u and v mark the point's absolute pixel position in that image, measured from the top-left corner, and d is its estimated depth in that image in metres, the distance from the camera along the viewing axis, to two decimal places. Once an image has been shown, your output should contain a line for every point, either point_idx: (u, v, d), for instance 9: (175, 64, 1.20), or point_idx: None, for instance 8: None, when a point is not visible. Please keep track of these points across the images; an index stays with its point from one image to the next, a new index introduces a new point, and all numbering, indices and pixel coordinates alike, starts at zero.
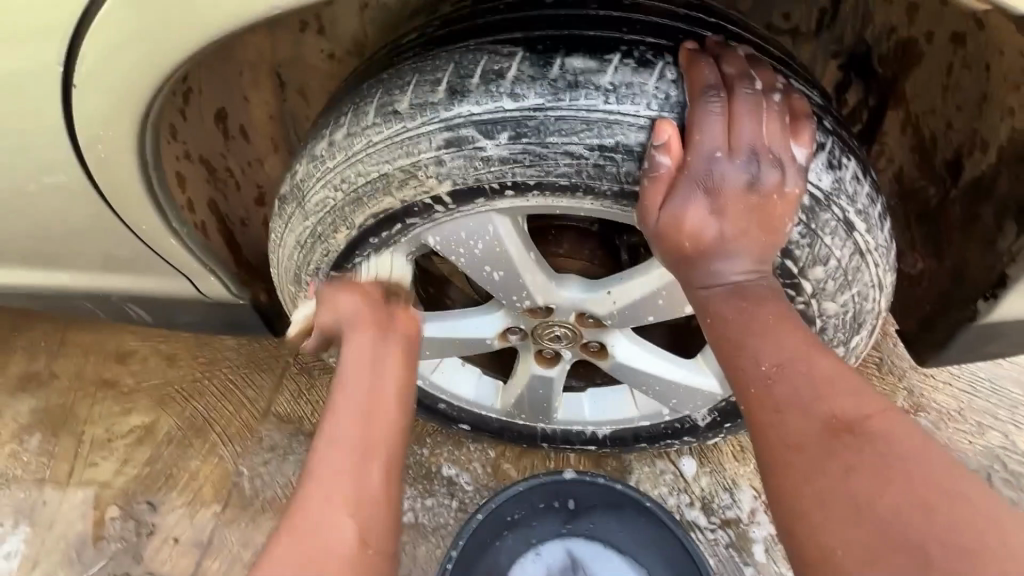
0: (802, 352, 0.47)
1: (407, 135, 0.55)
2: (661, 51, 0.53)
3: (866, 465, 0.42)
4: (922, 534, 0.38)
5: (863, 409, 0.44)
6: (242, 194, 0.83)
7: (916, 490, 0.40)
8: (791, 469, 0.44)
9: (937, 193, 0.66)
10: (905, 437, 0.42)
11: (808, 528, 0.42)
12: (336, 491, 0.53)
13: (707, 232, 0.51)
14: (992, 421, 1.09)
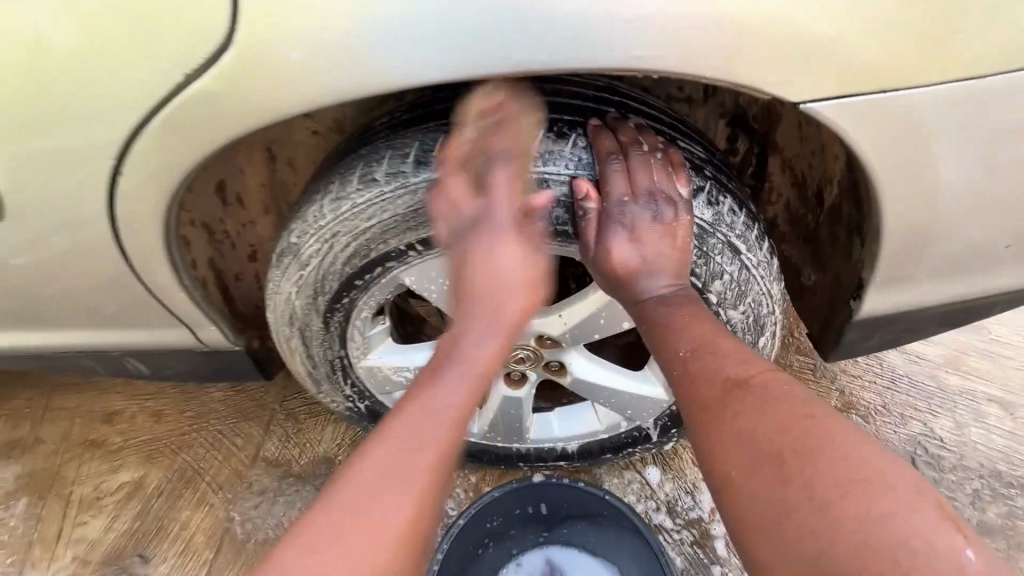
0: (709, 337, 0.68)
1: (383, 199, 0.69)
2: (574, 125, 0.68)
3: (753, 409, 0.60)
4: (784, 448, 0.56)
5: (750, 372, 0.63)
6: (236, 252, 0.96)
7: (782, 421, 0.58)
8: (702, 419, 0.63)
9: (812, 219, 0.83)
10: (778, 389, 0.61)
11: (715, 458, 0.61)
12: (398, 463, 0.57)
13: (631, 259, 0.71)
14: (913, 411, 1.23)
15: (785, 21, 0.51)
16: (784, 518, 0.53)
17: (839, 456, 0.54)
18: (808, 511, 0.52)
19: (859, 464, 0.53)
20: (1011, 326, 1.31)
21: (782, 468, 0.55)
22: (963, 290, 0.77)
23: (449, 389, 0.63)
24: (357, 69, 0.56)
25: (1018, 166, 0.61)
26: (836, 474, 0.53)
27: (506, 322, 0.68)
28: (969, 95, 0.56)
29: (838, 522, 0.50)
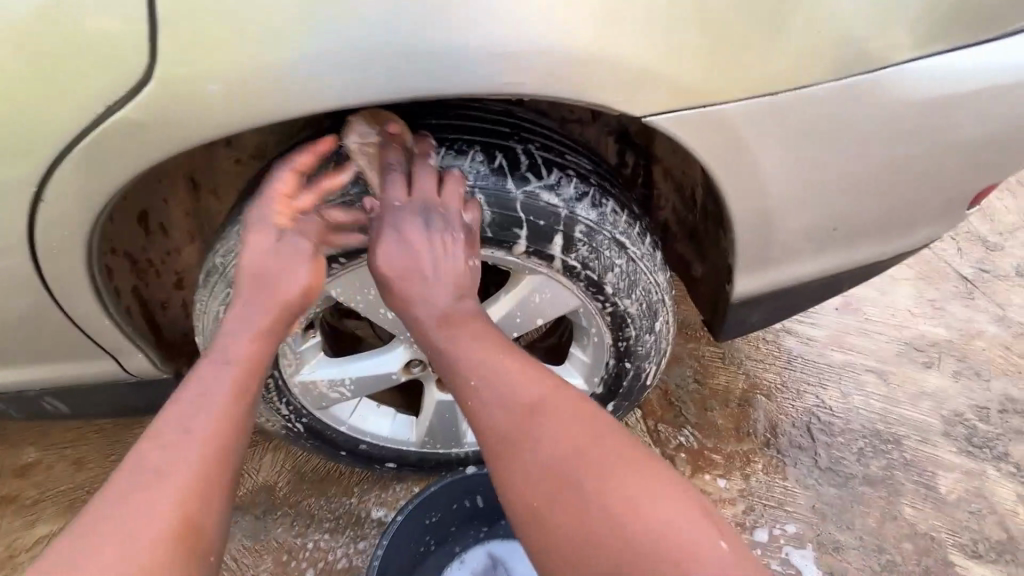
0: (498, 361, 0.70)
1: None
2: (473, 143, 0.77)
3: (482, 395, 0.68)
4: (523, 428, 0.65)
5: (513, 377, 0.68)
6: (162, 281, 0.97)
7: (511, 404, 0.67)
8: (499, 425, 0.66)
9: (692, 219, 0.95)
10: (528, 385, 0.68)
11: (508, 452, 0.65)
12: (155, 475, 0.56)
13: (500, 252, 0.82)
14: (807, 385, 1.39)
15: (628, 52, 0.63)
16: (531, 476, 0.63)
17: (567, 437, 0.64)
18: (534, 468, 0.63)
19: (586, 429, 0.65)
20: (881, 305, 1.51)
21: (531, 435, 0.65)
22: (815, 266, 0.92)
23: (212, 385, 0.63)
24: (271, 103, 0.63)
25: (830, 162, 0.76)
26: (569, 441, 0.64)
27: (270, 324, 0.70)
28: (778, 109, 0.70)
29: (568, 474, 0.62)
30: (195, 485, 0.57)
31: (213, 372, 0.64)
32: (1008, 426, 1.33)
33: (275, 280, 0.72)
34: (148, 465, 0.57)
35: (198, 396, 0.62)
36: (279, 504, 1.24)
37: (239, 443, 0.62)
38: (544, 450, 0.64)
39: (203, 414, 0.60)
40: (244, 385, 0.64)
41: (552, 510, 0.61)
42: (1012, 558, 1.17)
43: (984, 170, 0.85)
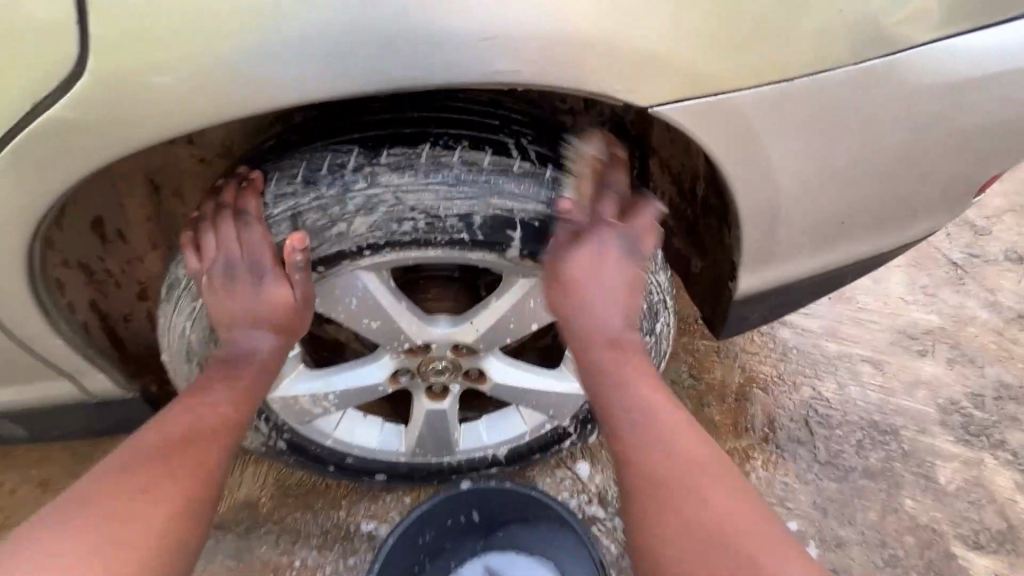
0: (667, 410, 0.73)
1: (270, 220, 0.72)
2: (461, 137, 0.71)
3: (623, 411, 0.73)
4: (667, 455, 0.69)
5: (661, 407, 0.73)
6: (123, 292, 0.89)
7: (654, 428, 0.71)
8: (657, 456, 0.69)
9: (691, 213, 0.90)
10: (674, 419, 0.72)
11: (656, 479, 0.68)
12: (149, 471, 0.66)
13: (613, 281, 0.78)
14: (803, 377, 1.37)
15: (630, 35, 0.57)
16: (656, 498, 0.67)
17: (706, 475, 0.67)
18: (664, 492, 0.67)
19: (724, 473, 0.68)
20: (874, 294, 1.49)
21: (671, 461, 0.68)
22: (818, 261, 0.88)
23: (210, 402, 0.74)
24: (229, 95, 0.56)
25: (838, 153, 0.71)
26: (702, 477, 0.67)
27: (244, 384, 0.76)
28: (787, 96, 0.65)
29: (697, 505, 0.65)
30: (182, 484, 0.66)
31: (209, 392, 0.75)
32: (1003, 413, 1.33)
33: (240, 350, 0.78)
34: (155, 460, 0.67)
35: (194, 411, 0.72)
36: (263, 520, 1.17)
37: (225, 453, 0.72)
38: (672, 476, 0.67)
39: (202, 421, 0.72)
40: (238, 405, 0.75)
41: (678, 537, 0.64)
42: (1011, 547, 1.17)
43: (991, 158, 0.81)
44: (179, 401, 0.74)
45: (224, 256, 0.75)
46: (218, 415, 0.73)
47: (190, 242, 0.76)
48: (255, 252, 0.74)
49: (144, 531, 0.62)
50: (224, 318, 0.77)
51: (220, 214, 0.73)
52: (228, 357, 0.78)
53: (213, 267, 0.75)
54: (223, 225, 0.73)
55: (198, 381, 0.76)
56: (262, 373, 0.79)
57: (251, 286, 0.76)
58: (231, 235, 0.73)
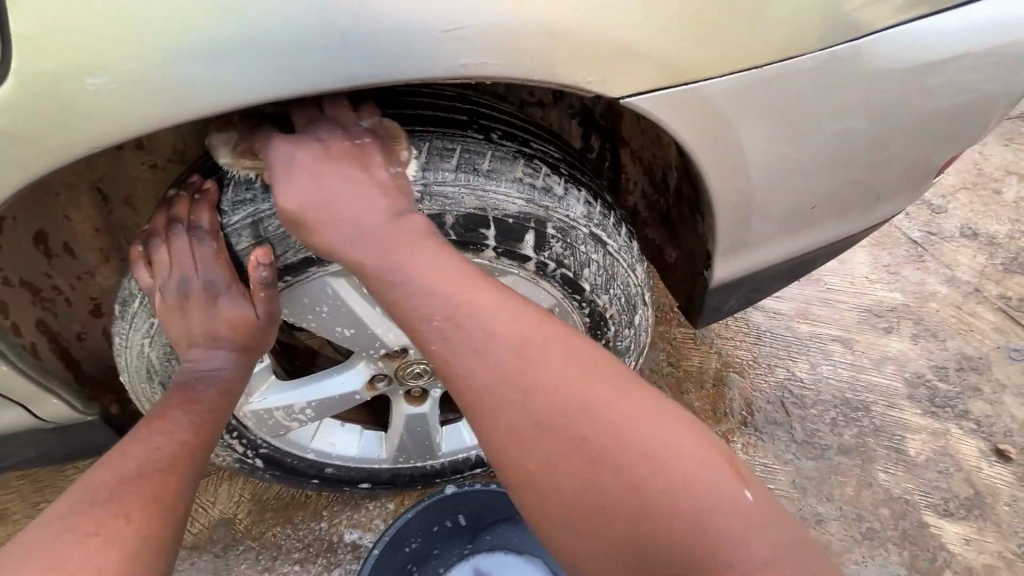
0: (503, 335, 0.56)
1: (229, 230, 0.69)
2: (430, 132, 0.68)
3: (460, 345, 0.56)
4: (509, 380, 0.54)
5: (490, 320, 0.57)
6: (74, 309, 0.84)
7: (509, 375, 0.54)
8: (508, 412, 0.53)
9: (664, 203, 0.89)
10: (510, 325, 0.57)
11: (518, 442, 0.52)
12: (99, 508, 0.56)
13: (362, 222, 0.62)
14: (777, 359, 1.39)
15: (593, 25, 0.56)
16: (517, 436, 0.52)
17: (564, 379, 0.53)
18: (546, 454, 0.51)
19: (586, 384, 0.53)
20: (840, 275, 1.54)
21: (519, 384, 0.53)
22: (790, 246, 0.89)
23: (167, 433, 0.67)
24: (157, 102, 0.52)
25: (808, 138, 0.72)
26: (569, 404, 0.52)
27: (206, 407, 0.71)
28: (755, 84, 0.65)
29: (578, 429, 0.51)
30: (139, 520, 0.57)
31: (166, 422, 0.68)
32: (966, 383, 1.38)
33: (199, 372, 0.73)
34: (98, 495, 0.58)
35: (151, 442, 0.65)
36: (240, 538, 1.13)
37: (186, 489, 0.64)
38: (534, 425, 0.52)
39: (153, 448, 0.64)
40: (197, 435, 0.68)
41: (553, 465, 0.51)
42: (980, 513, 1.21)
43: (948, 140, 0.83)
44: (125, 435, 0.66)
45: (178, 274, 0.69)
46: (179, 445, 0.66)
47: (141, 255, 0.71)
48: (212, 269, 0.70)
49: (101, 563, 0.53)
50: (180, 336, 0.72)
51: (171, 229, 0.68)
52: (187, 379, 0.73)
53: (166, 283, 0.70)
54: (177, 240, 0.68)
55: (155, 407, 0.70)
56: (223, 394, 0.73)
57: (206, 305, 0.71)
58: (184, 251, 0.68)
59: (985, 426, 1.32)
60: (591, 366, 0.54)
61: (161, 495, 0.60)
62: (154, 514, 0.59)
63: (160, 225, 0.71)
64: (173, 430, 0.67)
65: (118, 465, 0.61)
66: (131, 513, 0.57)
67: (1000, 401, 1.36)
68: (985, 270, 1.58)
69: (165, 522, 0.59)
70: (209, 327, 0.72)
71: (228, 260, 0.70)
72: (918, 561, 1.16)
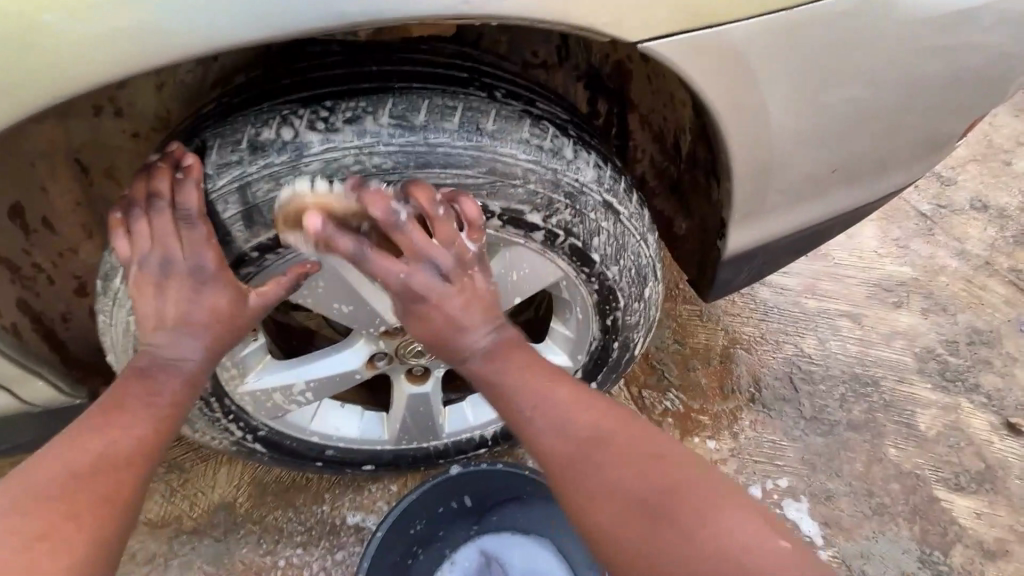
0: (558, 397, 0.65)
1: (214, 197, 0.64)
2: (428, 90, 0.65)
3: (536, 421, 0.64)
4: (589, 454, 0.61)
5: (567, 411, 0.64)
6: (58, 288, 0.80)
7: (562, 429, 0.63)
8: (564, 458, 0.61)
9: (675, 170, 0.84)
10: (588, 414, 0.63)
11: (576, 487, 0.60)
12: (42, 509, 0.56)
13: (445, 310, 0.65)
14: (786, 335, 1.36)
15: None
16: (568, 475, 0.61)
17: (637, 465, 0.59)
18: (594, 491, 0.59)
19: (628, 440, 0.61)
20: (849, 250, 1.50)
21: (576, 436, 0.62)
22: (804, 215, 0.85)
23: (123, 425, 0.64)
24: (137, 46, 0.48)
25: (833, 95, 0.68)
26: (614, 453, 0.60)
27: (166, 402, 0.67)
28: (778, 32, 0.60)
29: (621, 475, 0.59)
30: (83, 526, 0.56)
31: (123, 411, 0.64)
32: (977, 357, 1.35)
33: (165, 356, 0.67)
34: (47, 493, 0.57)
35: (104, 434, 0.62)
36: (241, 521, 1.11)
37: (138, 487, 0.62)
38: (580, 468, 0.60)
39: (106, 441, 0.62)
40: (153, 430, 0.65)
41: (608, 506, 0.58)
42: (991, 487, 1.20)
43: (970, 107, 0.80)
44: (81, 419, 0.64)
45: (161, 253, 0.64)
46: (133, 442, 0.63)
47: (119, 223, 0.66)
48: (198, 254, 0.64)
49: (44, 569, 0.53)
50: (148, 319, 0.66)
51: (150, 205, 0.63)
52: (149, 367, 0.67)
53: (144, 261, 0.64)
54: (158, 219, 0.63)
55: (114, 389, 0.66)
56: (185, 388, 0.68)
57: (188, 290, 0.65)
58: (166, 230, 0.63)
59: (995, 400, 1.30)
60: (635, 424, 0.63)
61: (114, 495, 0.59)
62: (103, 516, 0.58)
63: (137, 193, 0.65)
64: (129, 423, 0.64)
65: (69, 459, 0.60)
66: (75, 517, 0.56)
67: (1011, 374, 1.33)
68: (995, 243, 1.54)
69: (115, 523, 0.59)
70: (187, 314, 0.66)
71: (219, 245, 0.65)
72: (929, 536, 1.15)
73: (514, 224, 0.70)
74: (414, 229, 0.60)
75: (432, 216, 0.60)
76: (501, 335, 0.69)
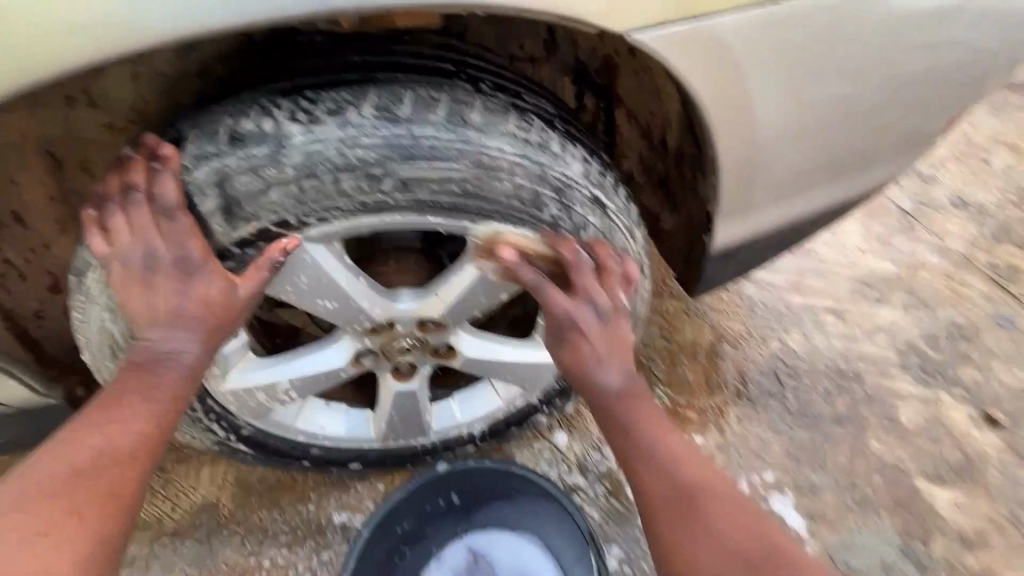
0: (670, 446, 0.72)
1: (192, 189, 0.63)
2: (412, 81, 0.64)
3: (644, 459, 0.71)
4: (695, 498, 0.68)
5: (677, 457, 0.71)
6: (31, 284, 0.78)
7: (671, 476, 0.70)
8: (666, 504, 0.68)
9: (661, 166, 0.84)
10: (694, 465, 0.71)
11: (675, 532, 0.67)
12: (43, 509, 0.56)
13: (590, 349, 0.73)
14: (771, 331, 1.37)
15: None
16: (670, 519, 0.68)
17: (735, 515, 0.67)
18: (699, 537, 0.66)
19: (729, 501, 0.68)
20: (832, 246, 1.52)
21: (683, 485, 0.69)
22: (789, 211, 0.86)
23: (121, 420, 0.62)
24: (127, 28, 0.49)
25: (822, 89, 0.68)
26: (716, 511, 0.67)
27: (164, 395, 0.64)
28: (763, 25, 0.61)
29: (726, 532, 0.66)
30: (82, 525, 0.56)
31: (120, 406, 0.63)
32: (956, 351, 1.38)
33: (160, 352, 0.65)
34: (49, 492, 0.57)
35: (103, 431, 0.61)
36: (225, 522, 1.09)
37: (140, 483, 0.61)
38: (684, 514, 0.67)
39: (107, 438, 0.61)
40: (153, 425, 0.63)
41: (711, 557, 0.65)
42: (970, 478, 1.22)
43: (951, 104, 0.82)
44: (82, 414, 0.63)
45: (140, 246, 0.63)
46: (131, 438, 0.62)
47: (93, 220, 0.64)
48: (182, 245, 0.63)
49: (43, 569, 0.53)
50: (140, 314, 0.65)
51: (127, 199, 0.62)
52: (144, 361, 0.65)
53: (126, 257, 0.63)
54: (136, 211, 0.62)
55: (111, 383, 0.65)
56: (184, 377, 0.66)
57: (175, 281, 0.64)
58: (146, 223, 0.62)
59: (974, 393, 1.32)
60: (733, 488, 0.70)
61: (115, 494, 0.59)
62: (104, 515, 0.58)
63: (113, 187, 0.63)
64: (126, 419, 0.62)
65: (72, 457, 0.59)
66: (77, 517, 0.56)
67: (989, 367, 1.36)
68: (974, 239, 1.57)
69: (117, 521, 0.58)
70: (178, 305, 0.64)
71: (202, 236, 0.64)
72: (911, 527, 1.17)
73: (501, 220, 0.69)
74: (585, 273, 0.71)
75: (607, 267, 0.72)
76: (634, 374, 0.76)
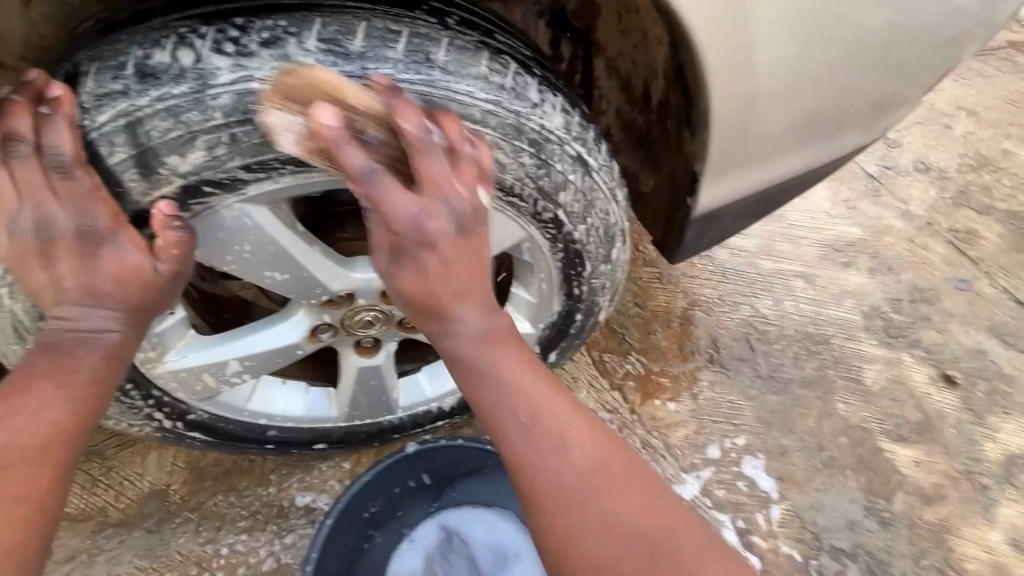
0: (553, 407, 0.61)
1: (95, 135, 0.53)
2: (367, 11, 0.55)
3: (518, 431, 0.60)
4: (583, 488, 0.59)
5: (569, 436, 0.60)
6: None
7: (557, 447, 0.59)
8: (546, 481, 0.59)
9: (643, 122, 0.78)
10: (585, 438, 0.61)
11: (550, 506, 0.58)
12: None
13: (429, 276, 0.58)
14: (743, 298, 1.36)
15: None
16: (548, 497, 0.59)
17: (631, 499, 0.59)
18: (577, 514, 0.58)
19: (621, 473, 0.60)
20: (802, 211, 1.51)
21: (566, 459, 0.59)
22: (777, 169, 0.82)
23: (34, 410, 0.57)
24: None
25: (819, 34, 0.64)
26: (604, 492, 0.59)
27: (82, 379, 0.59)
28: None
29: (610, 506, 0.58)
30: None
31: (32, 394, 0.57)
32: (919, 314, 1.41)
33: (74, 331, 0.59)
34: None
35: (10, 424, 0.56)
36: (176, 510, 1.02)
37: (58, 478, 0.57)
38: (569, 488, 0.58)
39: (13, 433, 0.56)
40: (68, 415, 0.58)
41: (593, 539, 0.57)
42: (929, 436, 1.27)
43: (942, 60, 0.79)
44: None
45: (33, 210, 0.55)
46: (42, 431, 0.57)
47: None
48: (83, 211, 0.55)
49: None
50: (43, 291, 0.58)
51: (8, 150, 0.52)
52: (61, 342, 0.59)
53: (16, 221, 0.55)
54: (22, 168, 0.53)
55: (19, 369, 0.59)
56: (107, 361, 0.60)
57: (79, 255, 0.57)
58: (37, 183, 0.54)
59: (934, 353, 1.36)
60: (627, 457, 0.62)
61: (26, 494, 0.55)
62: (16, 516, 0.54)
63: None
64: (35, 411, 0.57)
65: None
66: None
67: (948, 329, 1.40)
68: (936, 203, 1.59)
69: (33, 521, 0.54)
70: (86, 278, 0.58)
71: (110, 198, 0.56)
72: (874, 484, 1.20)
73: None
74: (444, 159, 0.53)
75: (450, 153, 0.54)
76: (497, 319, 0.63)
